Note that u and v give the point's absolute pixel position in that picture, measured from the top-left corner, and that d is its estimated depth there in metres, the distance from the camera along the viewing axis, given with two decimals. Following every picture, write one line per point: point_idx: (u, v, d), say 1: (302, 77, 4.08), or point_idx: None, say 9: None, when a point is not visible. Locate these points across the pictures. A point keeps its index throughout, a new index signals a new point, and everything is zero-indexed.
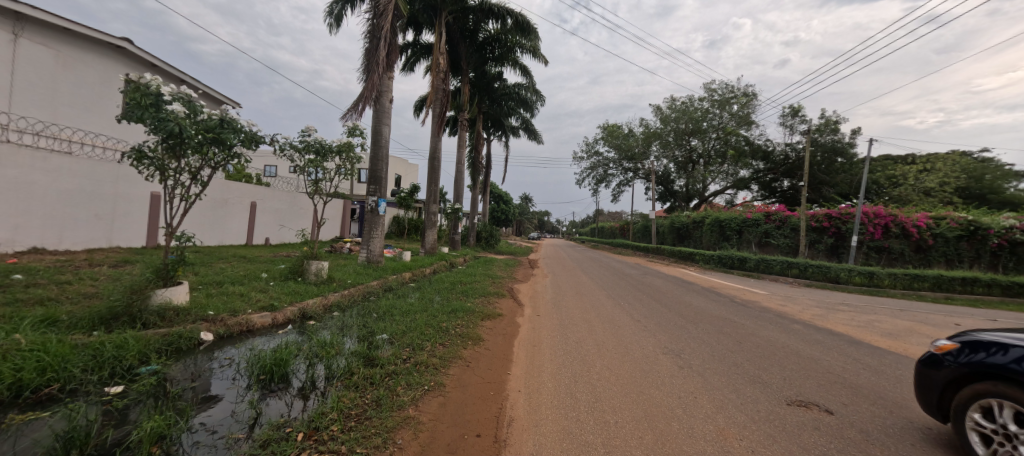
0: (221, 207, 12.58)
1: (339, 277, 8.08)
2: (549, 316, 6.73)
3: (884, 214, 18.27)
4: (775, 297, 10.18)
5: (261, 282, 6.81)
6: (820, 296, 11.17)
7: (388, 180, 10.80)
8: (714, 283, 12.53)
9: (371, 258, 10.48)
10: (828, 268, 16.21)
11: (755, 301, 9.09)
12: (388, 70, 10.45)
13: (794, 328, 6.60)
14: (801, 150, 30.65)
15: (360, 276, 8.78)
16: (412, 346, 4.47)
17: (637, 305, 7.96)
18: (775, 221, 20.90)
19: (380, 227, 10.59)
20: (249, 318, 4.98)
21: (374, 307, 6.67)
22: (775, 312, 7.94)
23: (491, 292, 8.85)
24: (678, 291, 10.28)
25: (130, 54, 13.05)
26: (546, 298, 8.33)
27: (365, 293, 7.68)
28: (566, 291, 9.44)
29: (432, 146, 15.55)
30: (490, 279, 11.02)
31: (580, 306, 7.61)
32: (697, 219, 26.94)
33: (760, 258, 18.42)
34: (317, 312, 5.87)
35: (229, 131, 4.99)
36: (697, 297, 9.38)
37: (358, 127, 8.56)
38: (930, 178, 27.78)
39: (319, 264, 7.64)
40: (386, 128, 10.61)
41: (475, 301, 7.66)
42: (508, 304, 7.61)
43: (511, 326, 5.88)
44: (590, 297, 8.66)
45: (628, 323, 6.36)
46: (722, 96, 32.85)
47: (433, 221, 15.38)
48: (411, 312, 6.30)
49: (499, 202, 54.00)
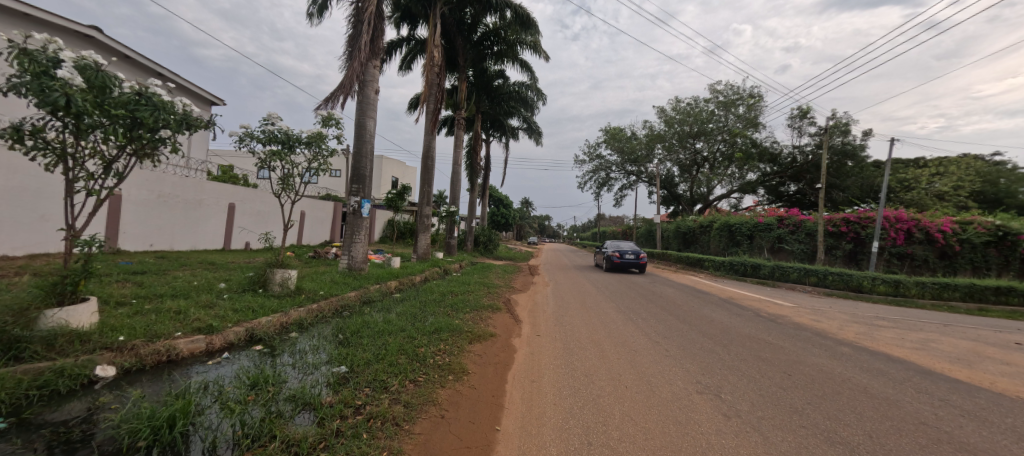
0: (192, 208, 11.51)
1: (310, 287, 7.05)
2: (552, 337, 5.69)
3: (906, 218, 17.24)
4: (802, 310, 9.11)
5: (211, 295, 5.78)
6: (848, 309, 10.10)
7: (374, 178, 9.80)
8: (731, 293, 11.47)
9: (353, 264, 9.46)
10: (849, 276, 15.15)
11: (784, 316, 8.03)
12: (374, 58, 9.49)
13: (843, 352, 5.53)
14: (810, 153, 29.63)
15: (337, 286, 7.74)
16: (373, 385, 3.42)
17: (652, 321, 6.89)
18: (789, 225, 19.90)
19: (362, 231, 9.56)
20: (171, 345, 3.94)
21: (345, 325, 5.63)
22: (812, 330, 6.87)
23: (484, 304, 7.80)
24: (694, 303, 9.23)
25: (101, 44, 12.31)
26: (548, 313, 7.30)
27: (339, 308, 6.63)
28: (568, 303, 8.40)
29: (426, 144, 14.59)
30: (485, 288, 9.99)
31: (586, 323, 6.59)
32: (703, 223, 25.89)
33: (775, 265, 17.33)
34: (269, 334, 4.83)
35: (146, 109, 3.88)
36: (718, 311, 8.30)
37: (333, 116, 7.58)
38: (943, 181, 26.77)
39: (285, 272, 6.60)
40: (371, 122, 9.62)
41: (465, 316, 6.61)
42: (502, 320, 6.59)
43: (504, 352, 4.82)
44: (596, 311, 7.61)
45: (645, 346, 5.32)
46: (728, 98, 31.92)
47: (427, 225, 14.35)
48: (385, 332, 5.24)
49: (498, 206, 53.25)
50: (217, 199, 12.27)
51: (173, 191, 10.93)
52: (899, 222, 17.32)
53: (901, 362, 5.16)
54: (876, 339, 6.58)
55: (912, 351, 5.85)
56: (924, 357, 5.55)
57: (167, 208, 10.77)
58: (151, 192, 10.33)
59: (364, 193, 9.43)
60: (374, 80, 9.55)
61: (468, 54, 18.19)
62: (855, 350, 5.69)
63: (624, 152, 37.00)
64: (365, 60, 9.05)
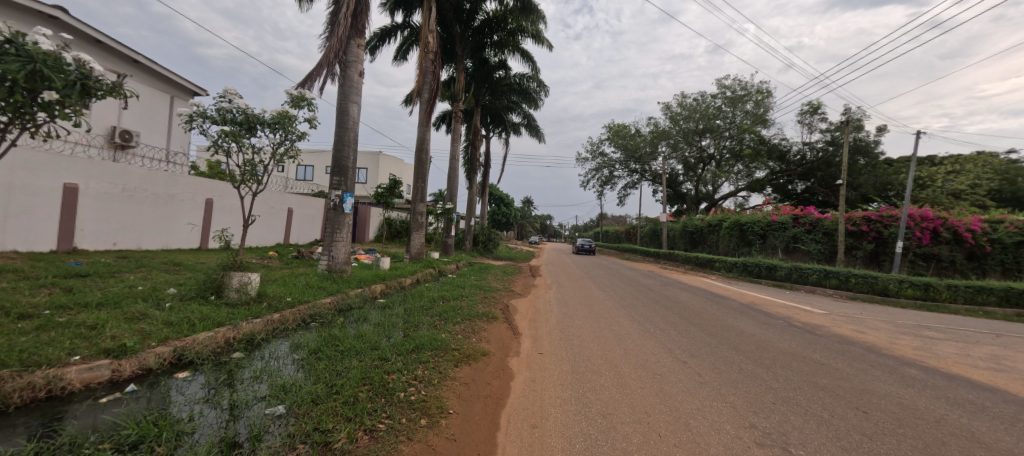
0: (165, 204, 10.57)
1: (277, 293, 6.11)
2: (558, 356, 4.70)
3: (932, 217, 16.19)
4: (836, 318, 8.11)
5: (148, 305, 4.80)
6: (883, 316, 9.12)
7: (357, 170, 8.81)
8: (751, 297, 10.50)
9: (333, 266, 8.44)
10: (874, 278, 14.13)
11: (821, 326, 7.06)
12: (358, 36, 8.52)
13: (912, 376, 4.56)
14: (822, 149, 28.46)
15: (310, 291, 6.75)
16: (313, 443, 2.45)
17: (673, 334, 5.91)
18: (804, 224, 18.82)
19: (345, 228, 8.58)
20: (50, 376, 2.97)
21: (306, 339, 4.67)
22: (861, 345, 5.89)
23: (478, 312, 6.81)
24: (715, 309, 8.27)
25: (68, 27, 11.37)
26: (551, 323, 6.32)
27: (308, 319, 5.70)
28: (573, 310, 7.42)
29: (419, 137, 13.63)
30: (482, 293, 9.06)
31: (596, 336, 5.62)
32: (712, 222, 24.87)
33: (792, 266, 16.29)
34: (202, 357, 3.87)
35: (16, 62, 2.91)
36: (745, 319, 7.30)
37: (306, 95, 6.49)
38: (958, 180, 25.72)
39: (244, 275, 5.64)
40: (354, 107, 8.63)
41: (454, 328, 5.65)
42: (498, 332, 5.63)
43: (497, 380, 3.82)
44: (607, 320, 6.63)
45: (671, 369, 4.35)
46: (735, 93, 30.88)
47: (420, 223, 13.41)
48: (353, 349, 4.27)
49: (499, 205, 52.46)
50: (193, 194, 11.33)
51: (140, 185, 9.97)
52: (924, 221, 16.26)
53: (989, 391, 4.20)
54: (940, 356, 5.60)
55: (992, 373, 4.87)
56: (1009, 381, 4.59)
57: (133, 203, 9.81)
58: (114, 186, 9.38)
59: (346, 186, 8.46)
60: (357, 61, 8.58)
61: (466, 43, 17.21)
62: (926, 372, 4.71)
63: (628, 149, 35.99)
64: (344, 37, 8.08)
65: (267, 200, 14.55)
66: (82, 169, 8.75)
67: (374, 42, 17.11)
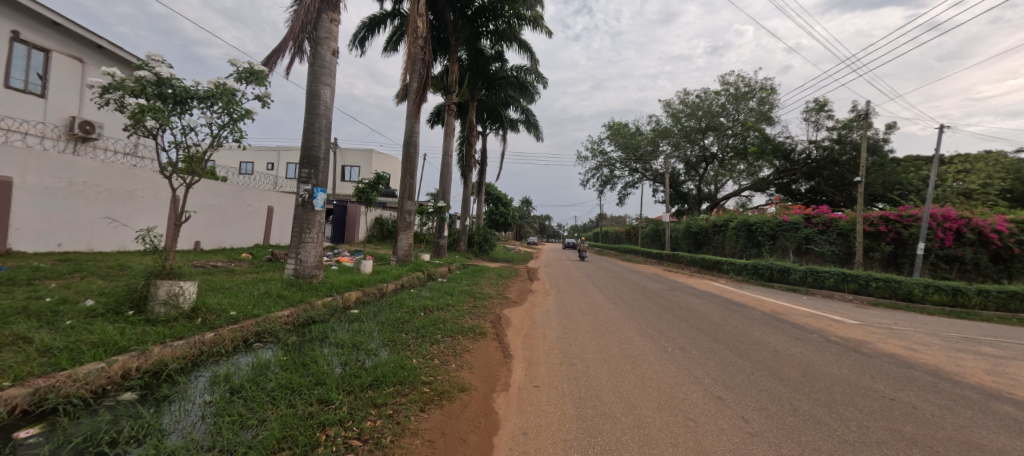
0: (122, 201, 9.58)
1: (218, 305, 5.07)
2: (558, 392, 3.66)
3: (954, 217, 15.14)
4: (875, 331, 7.07)
5: (33, 325, 3.75)
6: (921, 327, 8.14)
7: (330, 161, 7.78)
8: (772, 305, 9.49)
9: (300, 270, 7.35)
10: (898, 283, 13.11)
11: (865, 342, 6.07)
12: (330, 9, 7.49)
13: (1014, 417, 3.55)
14: (828, 148, 27.40)
15: (265, 302, 5.71)
16: None
17: (698, 357, 4.88)
18: (817, 224, 17.81)
19: (315, 227, 7.50)
20: None
21: (235, 369, 3.64)
22: (925, 369, 4.90)
23: (463, 327, 5.77)
24: (737, 320, 7.26)
25: (22, 8, 10.29)
26: (549, 341, 5.29)
27: (251, 338, 4.68)
28: (575, 323, 6.40)
29: (407, 130, 12.59)
30: (471, 300, 8.08)
31: (604, 359, 4.62)
32: (717, 222, 23.84)
33: (807, 269, 15.26)
34: (71, 403, 2.82)
35: None
36: (775, 334, 6.27)
37: (256, 68, 5.45)
38: (970, 179, 24.58)
39: (173, 284, 4.61)
40: (326, 90, 7.60)
41: (429, 349, 4.61)
42: (486, 355, 4.61)
43: (476, 433, 2.82)
44: (616, 337, 5.61)
45: (705, 410, 3.33)
46: (739, 90, 29.86)
47: (407, 222, 12.45)
48: (287, 386, 3.25)
49: (497, 205, 51.47)
50: (155, 190, 10.32)
51: (91, 179, 8.92)
52: (946, 221, 15.20)
53: None
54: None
55: None
56: None
57: (83, 199, 8.75)
58: (59, 180, 8.33)
59: (317, 180, 7.46)
60: (330, 38, 7.54)
61: (459, 33, 16.30)
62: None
63: (629, 148, 35.02)
64: (312, 8, 7.15)
65: (245, 197, 13.49)
66: (18, 159, 7.70)
67: (361, 31, 16.10)
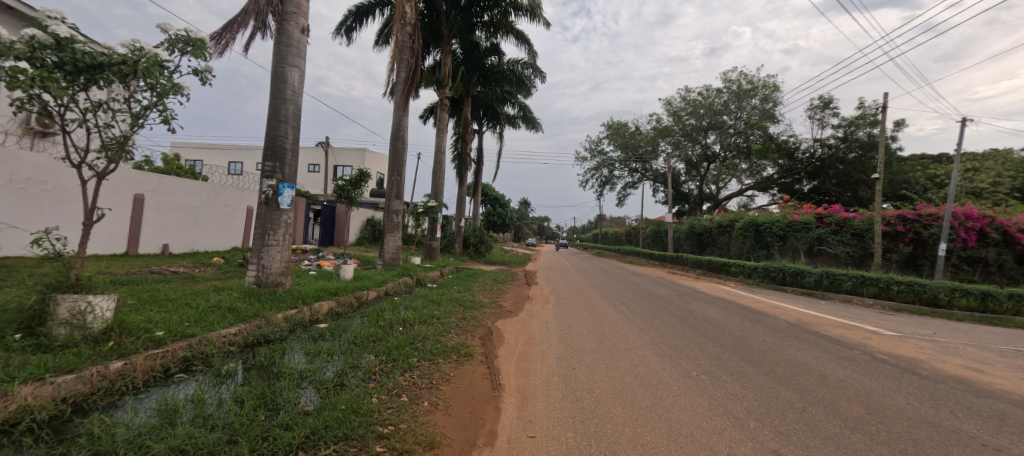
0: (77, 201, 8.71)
1: (144, 324, 4.15)
2: (558, 446, 2.74)
3: (977, 216, 14.23)
4: (922, 346, 6.16)
5: None
6: (967, 338, 7.22)
7: (299, 153, 6.85)
8: (795, 313, 8.59)
9: (262, 277, 6.41)
10: (921, 286, 12.16)
11: (921, 362, 5.17)
12: None
13: None
14: (833, 146, 26.54)
15: (210, 317, 4.80)
16: None
17: (732, 385, 3.98)
18: (830, 224, 16.92)
19: (281, 228, 6.55)
20: None
21: (127, 417, 2.73)
22: (1010, 398, 4.01)
23: (446, 345, 4.85)
24: (763, 332, 6.39)
25: None
26: (549, 366, 4.35)
27: (174, 366, 3.75)
28: (579, 339, 5.49)
29: (394, 123, 11.68)
30: (459, 310, 7.19)
31: (618, 391, 3.70)
32: (722, 222, 22.92)
33: (822, 272, 14.34)
34: None
35: None
36: (813, 351, 5.38)
37: (197, 35, 4.52)
38: (979, 177, 23.55)
39: (78, 300, 3.70)
40: (294, 72, 6.66)
41: (396, 379, 3.69)
42: (469, 387, 3.68)
43: None
44: (628, 358, 4.69)
45: None
46: (741, 87, 29.01)
47: (395, 223, 11.52)
48: (181, 449, 2.34)
49: (494, 206, 50.49)
50: (115, 189, 9.45)
51: (38, 176, 8.01)
52: (969, 220, 14.30)
53: None
54: None
55: None
56: None
57: (28, 199, 7.83)
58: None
59: (283, 174, 6.54)
60: (297, 13, 6.63)
61: (453, 23, 15.42)
62: None
63: (628, 147, 34.14)
64: None
65: (221, 196, 12.51)
66: None
67: (349, 21, 15.18)
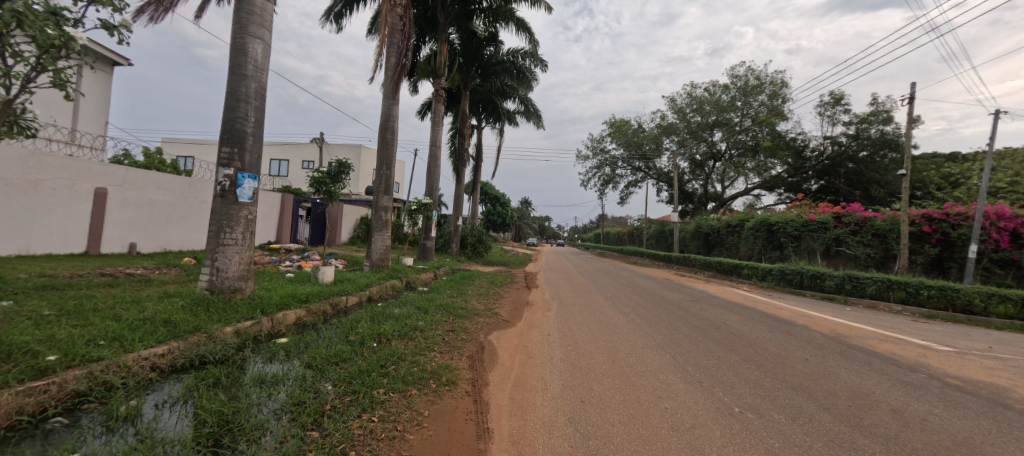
0: (22, 194, 7.78)
1: (32, 345, 3.25)
2: None
3: (1010, 215, 13.20)
4: (991, 366, 5.21)
5: None
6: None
7: (262, 139, 5.94)
8: (827, 323, 7.64)
9: (216, 281, 5.51)
10: (954, 291, 11.18)
11: (1005, 390, 4.23)
12: None
13: None
14: (844, 143, 25.50)
15: (134, 332, 3.91)
16: None
17: (790, 429, 3.05)
18: (848, 224, 15.91)
19: (237, 225, 5.63)
20: None
21: None
22: None
23: (424, 369, 3.95)
24: (802, 349, 5.44)
25: None
26: (551, 399, 3.44)
27: (57, 405, 2.84)
28: (587, 359, 4.57)
29: (382, 113, 10.77)
30: (447, 319, 6.27)
31: (645, 440, 2.79)
32: (731, 222, 21.97)
33: (844, 275, 13.40)
34: None
35: None
36: (872, 376, 4.43)
37: None
38: (997, 176, 22.39)
39: None
40: (256, 45, 5.75)
41: (350, 425, 2.77)
42: (447, 434, 2.77)
43: None
44: (650, 386, 3.77)
45: None
46: (749, 83, 27.96)
47: (384, 220, 10.62)
48: None
49: (495, 205, 49.53)
50: (72, 182, 8.55)
51: None
52: (1001, 220, 13.27)
53: None
54: None
55: None
56: None
57: None
58: None
59: (243, 162, 5.65)
60: None
61: (448, 9, 14.50)
62: None
63: (632, 145, 33.14)
64: None
65: (197, 191, 11.61)
66: None
67: (338, 7, 14.27)
